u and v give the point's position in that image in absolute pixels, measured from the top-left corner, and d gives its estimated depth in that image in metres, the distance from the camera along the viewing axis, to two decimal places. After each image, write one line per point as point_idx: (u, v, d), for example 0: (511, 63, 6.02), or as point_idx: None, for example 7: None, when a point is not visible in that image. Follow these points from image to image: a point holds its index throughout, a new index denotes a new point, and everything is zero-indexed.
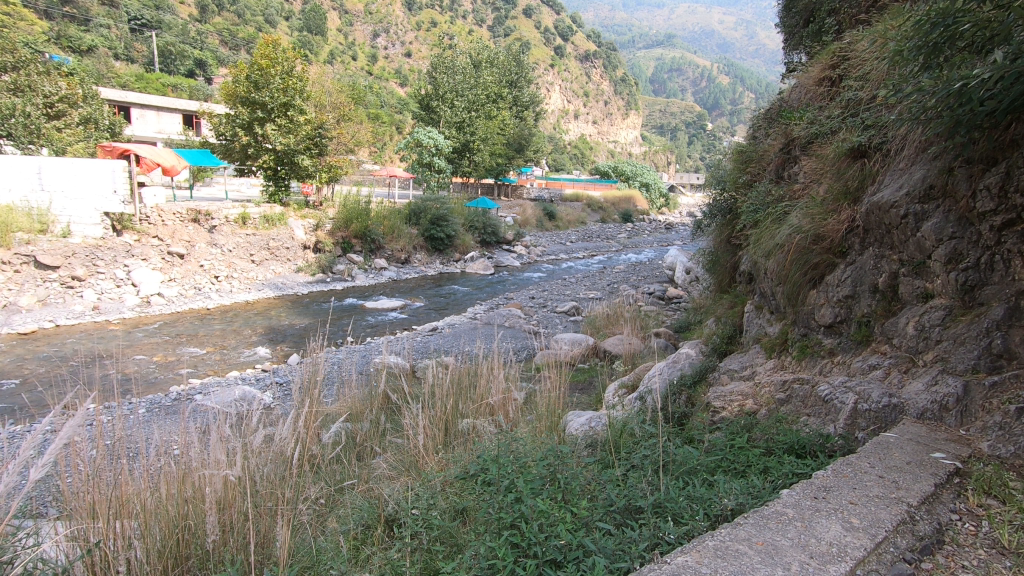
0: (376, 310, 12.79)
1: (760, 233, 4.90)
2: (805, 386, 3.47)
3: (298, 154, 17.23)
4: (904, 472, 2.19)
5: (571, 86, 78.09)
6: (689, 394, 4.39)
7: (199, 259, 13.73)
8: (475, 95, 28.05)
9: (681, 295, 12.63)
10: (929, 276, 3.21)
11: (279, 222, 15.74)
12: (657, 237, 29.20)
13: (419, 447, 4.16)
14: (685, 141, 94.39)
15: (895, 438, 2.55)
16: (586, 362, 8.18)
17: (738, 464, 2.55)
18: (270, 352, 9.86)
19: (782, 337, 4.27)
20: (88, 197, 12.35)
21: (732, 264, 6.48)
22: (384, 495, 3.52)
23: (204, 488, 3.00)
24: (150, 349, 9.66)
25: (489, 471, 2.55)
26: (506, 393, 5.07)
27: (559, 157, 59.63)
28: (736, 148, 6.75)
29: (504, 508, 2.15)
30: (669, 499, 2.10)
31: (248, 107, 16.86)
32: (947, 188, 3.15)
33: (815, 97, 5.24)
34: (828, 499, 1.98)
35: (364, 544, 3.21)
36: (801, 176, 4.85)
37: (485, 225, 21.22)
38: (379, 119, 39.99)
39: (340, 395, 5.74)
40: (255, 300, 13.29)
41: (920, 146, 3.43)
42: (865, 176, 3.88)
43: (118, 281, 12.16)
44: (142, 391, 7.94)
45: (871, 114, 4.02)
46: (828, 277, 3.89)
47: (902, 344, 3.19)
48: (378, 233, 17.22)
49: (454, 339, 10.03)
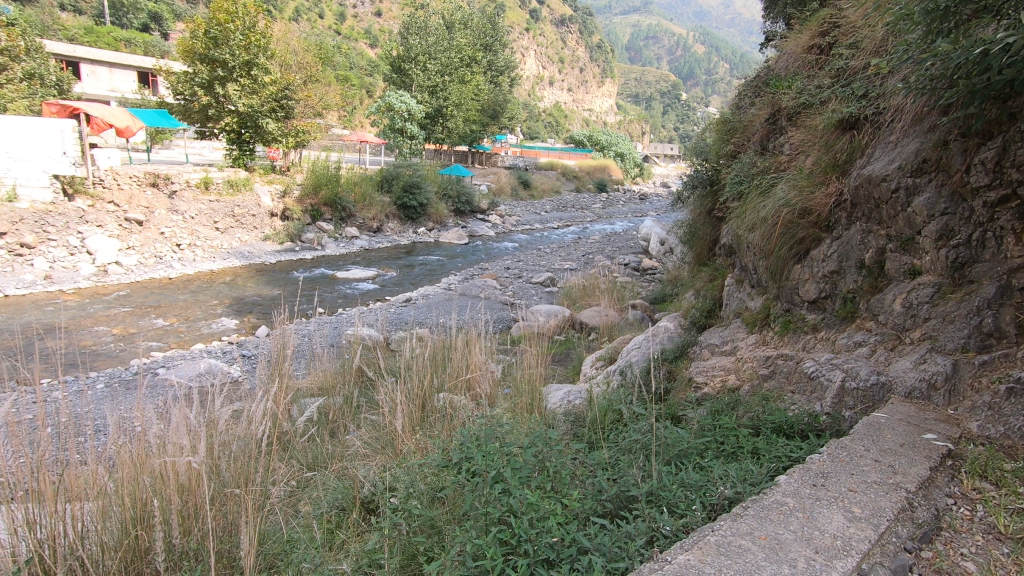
0: (347, 280, 12.46)
1: (743, 206, 4.80)
2: (790, 362, 3.42)
3: (262, 117, 16.44)
4: (900, 455, 2.13)
5: (546, 51, 76.55)
6: (670, 367, 4.34)
7: (159, 227, 13.12)
8: (448, 58, 27.19)
9: (656, 266, 12.64)
10: (917, 252, 3.16)
11: (244, 187, 15.11)
12: (632, 208, 29.15)
13: (396, 425, 4.02)
14: (660, 111, 93.73)
15: (885, 418, 2.51)
16: (563, 333, 8.13)
17: (729, 447, 2.46)
18: (237, 323, 9.56)
19: (763, 311, 4.21)
20: (36, 158, 11.51)
21: (712, 237, 6.41)
22: (360, 477, 3.43)
23: (165, 475, 2.81)
24: (109, 320, 9.24)
25: (472, 458, 2.38)
26: (484, 367, 4.97)
27: (534, 125, 58.83)
28: (718, 118, 6.60)
29: (491, 500, 2.00)
30: (663, 487, 2.00)
31: (207, 65, 15.95)
32: (942, 162, 3.08)
33: (804, 66, 5.10)
34: (827, 487, 1.90)
35: (339, 528, 3.14)
36: (787, 147, 4.73)
37: (459, 192, 20.77)
38: (348, 82, 38.65)
39: (312, 369, 5.54)
40: (220, 269, 12.80)
41: (915, 118, 3.34)
42: (854, 148, 3.79)
43: (72, 248, 11.53)
44: (102, 365, 7.60)
45: (863, 85, 3.91)
46: (814, 252, 3.82)
47: (888, 321, 3.15)
48: (349, 200, 16.68)
49: (429, 310, 9.84)
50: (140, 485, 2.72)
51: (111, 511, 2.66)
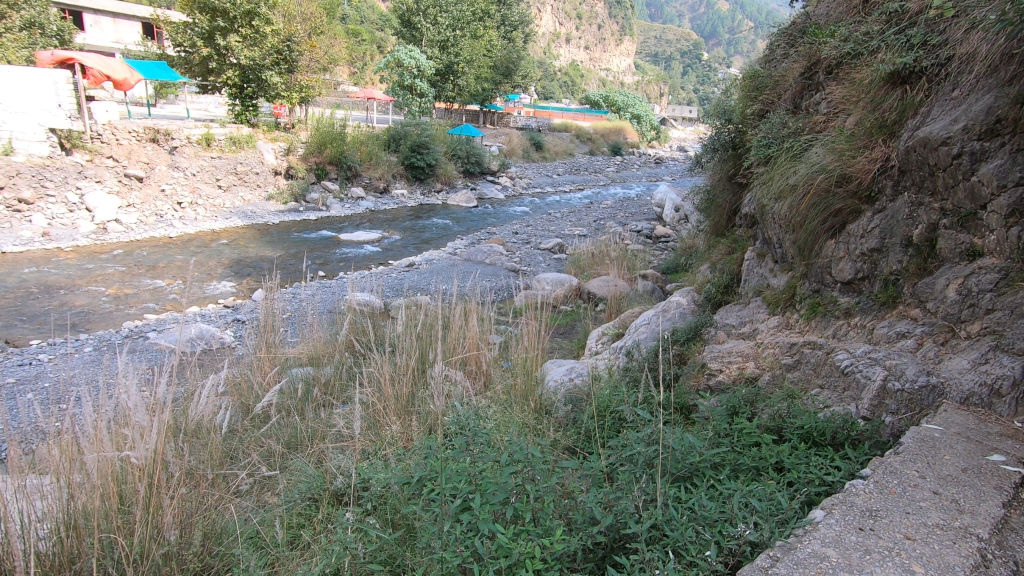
0: (350, 242, 12.09)
1: (770, 171, 4.25)
2: (818, 352, 2.98)
3: (264, 70, 15.80)
4: (962, 486, 1.75)
5: (563, 7, 73.71)
6: (682, 349, 3.90)
7: (160, 183, 12.71)
8: (460, 11, 26.03)
9: (669, 234, 12.11)
10: (979, 230, 2.71)
11: (247, 143, 14.68)
12: (647, 171, 28.30)
13: (379, 405, 3.66)
14: (679, 71, 90.32)
15: (938, 431, 2.09)
16: (569, 303, 7.74)
17: (748, 461, 2.08)
18: (234, 286, 9.25)
19: (788, 290, 3.75)
20: (31, 110, 11.16)
21: (732, 205, 5.90)
22: (334, 465, 3.14)
23: (108, 466, 2.55)
24: (106, 281, 8.95)
25: (434, 476, 2.00)
26: (481, 338, 4.56)
27: (548, 85, 57.01)
28: (745, 74, 5.96)
29: (453, 541, 1.64)
30: (670, 522, 1.65)
31: (207, 15, 15.19)
32: (1020, 122, 2.58)
33: (847, 13, 4.49)
34: (878, 534, 1.54)
35: (307, 525, 2.86)
36: (824, 104, 4.17)
37: (469, 153, 20.09)
38: (357, 36, 37.40)
39: (303, 337, 5.21)
40: (221, 228, 12.45)
41: (988, 69, 2.82)
42: (906, 106, 3.25)
43: (70, 205, 11.21)
44: (92, 327, 7.33)
45: (922, 32, 3.36)
46: (851, 226, 3.33)
47: (938, 310, 2.71)
48: (355, 159, 16.12)
49: (431, 276, 9.47)
50: (72, 479, 2.45)
51: (41, 504, 2.41)
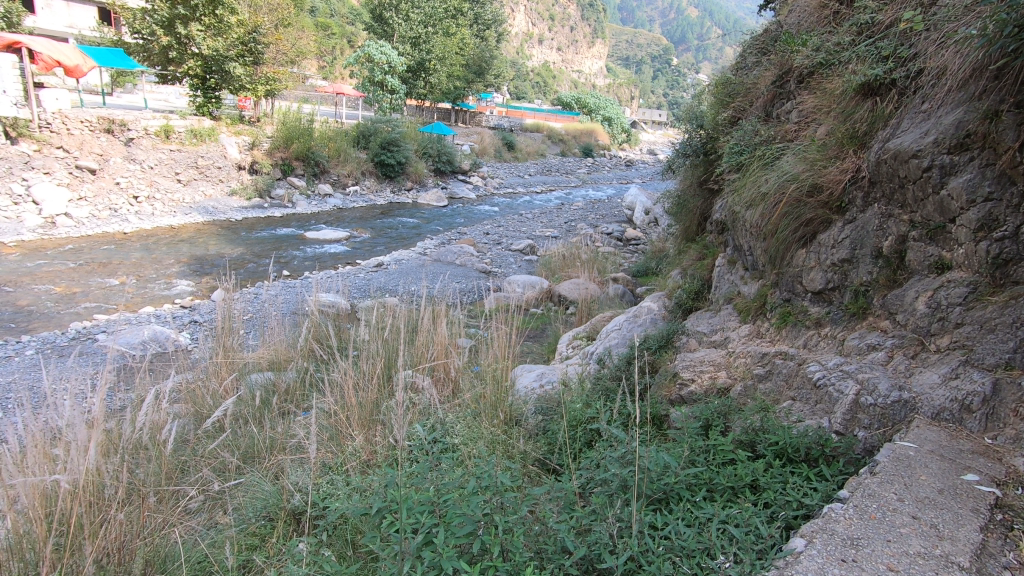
0: (316, 241, 11.74)
1: (742, 179, 4.24)
2: (790, 362, 2.95)
3: (228, 61, 15.24)
4: (939, 508, 1.72)
5: (536, 7, 73.83)
6: (653, 356, 3.84)
7: (114, 176, 12.10)
8: (433, 8, 25.69)
9: (640, 237, 12.16)
10: (947, 243, 2.71)
11: (209, 136, 14.14)
12: (617, 174, 28.49)
13: (341, 414, 3.49)
14: (649, 75, 91.53)
15: (913, 449, 2.06)
16: (540, 306, 7.66)
17: (724, 481, 2.01)
18: (192, 285, 8.84)
19: (758, 299, 3.74)
20: None
21: (703, 211, 5.91)
22: (291, 482, 2.95)
23: (35, 489, 2.33)
24: (53, 278, 8.44)
25: (393, 506, 1.86)
26: (451, 343, 4.42)
27: (521, 86, 57.06)
28: (717, 80, 5.95)
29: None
30: (646, 556, 1.55)
31: (168, 2, 14.56)
32: (990, 137, 2.58)
33: (818, 23, 4.51)
34: (861, 566, 1.49)
35: (261, 547, 2.68)
36: (796, 113, 4.18)
37: (440, 151, 19.81)
38: (326, 29, 36.57)
39: (263, 340, 4.98)
40: (180, 224, 11.96)
41: (958, 84, 2.83)
42: (877, 118, 3.25)
43: (15, 197, 10.57)
44: (36, 328, 6.88)
45: (892, 44, 3.38)
46: (822, 236, 3.33)
47: (908, 322, 2.71)
48: (323, 155, 15.70)
49: (400, 277, 9.26)
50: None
51: None
